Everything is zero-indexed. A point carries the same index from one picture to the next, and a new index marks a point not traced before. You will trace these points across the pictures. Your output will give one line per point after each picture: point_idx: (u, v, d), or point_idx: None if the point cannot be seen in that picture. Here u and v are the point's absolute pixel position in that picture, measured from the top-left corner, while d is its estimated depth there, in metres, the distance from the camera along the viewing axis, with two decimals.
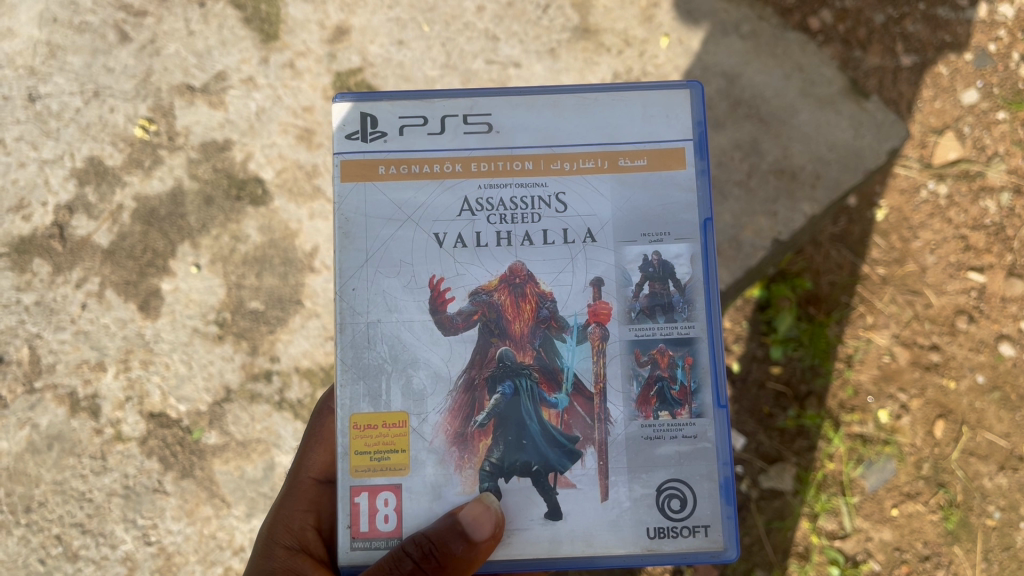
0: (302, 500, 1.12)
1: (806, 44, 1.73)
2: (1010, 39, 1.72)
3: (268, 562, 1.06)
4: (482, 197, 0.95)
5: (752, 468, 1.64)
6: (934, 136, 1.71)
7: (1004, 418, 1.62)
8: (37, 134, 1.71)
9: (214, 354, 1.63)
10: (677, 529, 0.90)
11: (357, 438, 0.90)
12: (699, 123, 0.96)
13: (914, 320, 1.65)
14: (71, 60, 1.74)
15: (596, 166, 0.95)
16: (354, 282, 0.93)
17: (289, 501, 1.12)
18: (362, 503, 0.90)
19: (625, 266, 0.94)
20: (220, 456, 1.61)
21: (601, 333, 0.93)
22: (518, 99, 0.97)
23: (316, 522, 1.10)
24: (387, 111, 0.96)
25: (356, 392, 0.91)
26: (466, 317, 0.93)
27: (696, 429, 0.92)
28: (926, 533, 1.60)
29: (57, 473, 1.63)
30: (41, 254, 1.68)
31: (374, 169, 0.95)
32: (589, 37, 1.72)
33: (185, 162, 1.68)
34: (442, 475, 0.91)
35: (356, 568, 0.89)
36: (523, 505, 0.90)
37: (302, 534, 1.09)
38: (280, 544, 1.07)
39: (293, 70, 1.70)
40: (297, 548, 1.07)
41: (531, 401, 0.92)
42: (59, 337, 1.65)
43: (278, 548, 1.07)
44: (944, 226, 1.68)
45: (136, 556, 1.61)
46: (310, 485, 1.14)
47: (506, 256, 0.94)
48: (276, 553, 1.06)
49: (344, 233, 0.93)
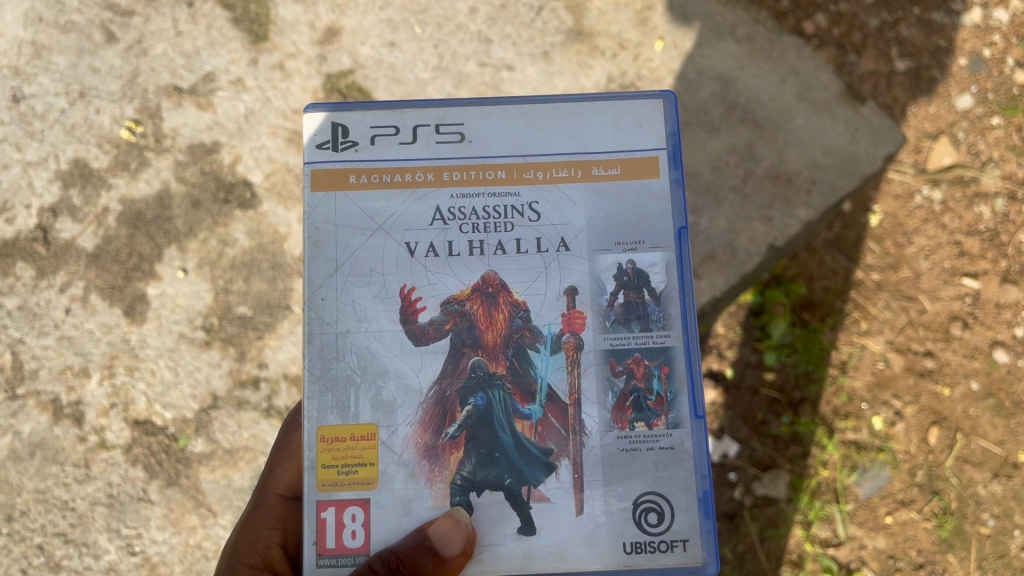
0: (268, 517, 1.10)
1: (801, 49, 1.72)
2: (1005, 45, 1.72)
3: None
4: (455, 206, 0.93)
5: (745, 475, 1.62)
6: (929, 141, 1.71)
7: (998, 424, 1.61)
8: (21, 135, 1.68)
9: (200, 360, 1.61)
10: (655, 543, 0.88)
11: (324, 451, 0.88)
12: (673, 132, 0.94)
13: (908, 327, 1.64)
14: (57, 60, 1.71)
15: (570, 175, 0.94)
16: (323, 293, 0.91)
17: (255, 518, 1.10)
18: (329, 518, 0.87)
19: (600, 275, 0.92)
20: (206, 464, 1.59)
21: (576, 343, 0.91)
22: (492, 108, 0.95)
23: (281, 541, 1.08)
24: (359, 120, 0.94)
25: (324, 404, 0.88)
26: (438, 327, 0.91)
27: (673, 441, 0.90)
28: (920, 541, 1.58)
29: (40, 481, 1.59)
30: (24, 258, 1.65)
31: (345, 178, 0.93)
32: (582, 40, 1.71)
33: (172, 164, 1.66)
34: (413, 489, 0.88)
35: None
36: (496, 519, 0.88)
37: (266, 552, 1.07)
38: (244, 562, 1.06)
39: (282, 72, 1.68)
40: (261, 567, 1.06)
41: (505, 412, 0.90)
42: (42, 343, 1.62)
43: (242, 566, 1.06)
44: (939, 232, 1.67)
45: (120, 566, 1.57)
46: (276, 501, 1.11)
47: (478, 265, 0.92)
48: (240, 571, 1.05)
49: (314, 243, 0.91)
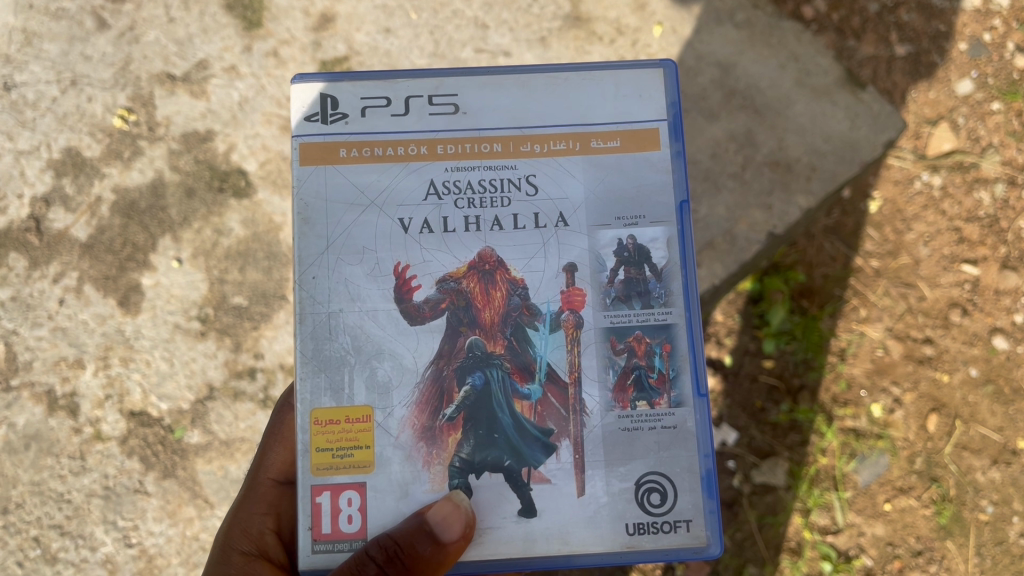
0: (260, 503, 1.09)
1: (801, 33, 1.70)
2: (1005, 29, 1.70)
3: (224, 568, 1.04)
4: (450, 179, 0.92)
5: (744, 463, 1.62)
6: (929, 126, 1.69)
7: (997, 411, 1.61)
8: (12, 124, 1.66)
9: (196, 351, 1.60)
10: (659, 524, 0.87)
11: (318, 435, 0.87)
12: (673, 103, 0.93)
13: (908, 313, 1.64)
14: (47, 48, 1.69)
15: (567, 148, 0.92)
16: (314, 270, 0.89)
17: (248, 504, 1.09)
18: (325, 502, 0.86)
19: (600, 251, 0.91)
20: (203, 456, 1.58)
21: (575, 321, 0.90)
22: (487, 79, 0.94)
23: (276, 526, 1.08)
24: (349, 91, 0.93)
25: (317, 385, 0.87)
26: (434, 306, 0.90)
27: (675, 419, 0.89)
28: (918, 527, 1.58)
29: (35, 473, 1.59)
30: (17, 248, 1.63)
31: (336, 152, 0.91)
32: (580, 25, 1.69)
33: (165, 153, 1.64)
34: (410, 472, 0.87)
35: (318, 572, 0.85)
36: (495, 501, 0.87)
37: (260, 539, 1.06)
38: (237, 549, 1.04)
39: (276, 59, 1.66)
40: (255, 554, 1.04)
41: (504, 393, 0.89)
42: (36, 334, 1.61)
43: (236, 554, 1.04)
44: (939, 218, 1.66)
45: (116, 558, 1.57)
46: (269, 486, 1.10)
47: (475, 241, 0.91)
48: (233, 559, 1.04)
49: (304, 219, 0.90)
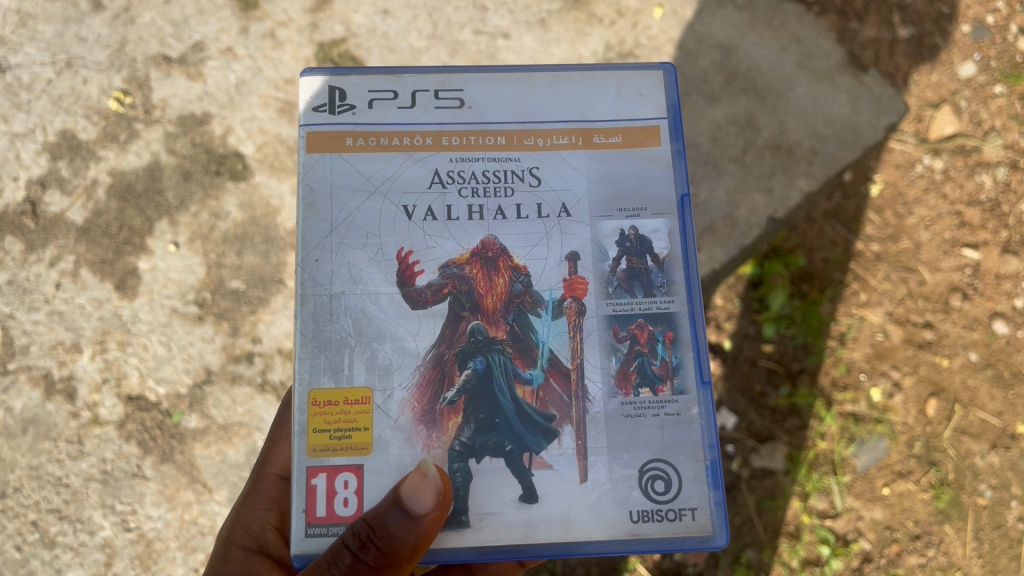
0: (263, 497, 1.09)
1: (803, 16, 1.70)
2: (1008, 12, 1.70)
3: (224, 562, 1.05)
4: (454, 170, 0.91)
5: (743, 447, 1.62)
6: (930, 110, 1.68)
7: (996, 395, 1.61)
8: (7, 106, 1.65)
9: (193, 335, 1.59)
10: (663, 512, 0.86)
11: (316, 416, 0.85)
12: (673, 104, 0.95)
13: (908, 298, 1.63)
14: (43, 29, 1.67)
15: (571, 143, 0.93)
16: (317, 254, 0.88)
17: (252, 498, 1.09)
18: (320, 484, 0.84)
19: (602, 241, 0.91)
20: (201, 440, 1.58)
21: (578, 308, 0.90)
22: (492, 76, 0.94)
23: (277, 523, 1.07)
24: (356, 84, 0.93)
25: (317, 366, 0.86)
26: (436, 290, 0.89)
27: (679, 407, 0.88)
28: (917, 511, 1.58)
29: (33, 457, 1.58)
30: (12, 231, 1.62)
31: (341, 140, 0.91)
32: (580, 7, 1.67)
33: (161, 136, 1.62)
34: (408, 455, 0.86)
35: (310, 554, 0.84)
36: (496, 485, 0.85)
37: (261, 535, 1.06)
38: (237, 544, 1.05)
39: (274, 40, 1.65)
40: (255, 549, 1.05)
41: (506, 377, 0.88)
42: (33, 318, 1.60)
43: (235, 548, 1.05)
44: (940, 202, 1.66)
45: (115, 542, 1.57)
46: (273, 482, 1.10)
47: (478, 230, 0.90)
48: (232, 554, 1.04)
49: (309, 203, 0.89)
